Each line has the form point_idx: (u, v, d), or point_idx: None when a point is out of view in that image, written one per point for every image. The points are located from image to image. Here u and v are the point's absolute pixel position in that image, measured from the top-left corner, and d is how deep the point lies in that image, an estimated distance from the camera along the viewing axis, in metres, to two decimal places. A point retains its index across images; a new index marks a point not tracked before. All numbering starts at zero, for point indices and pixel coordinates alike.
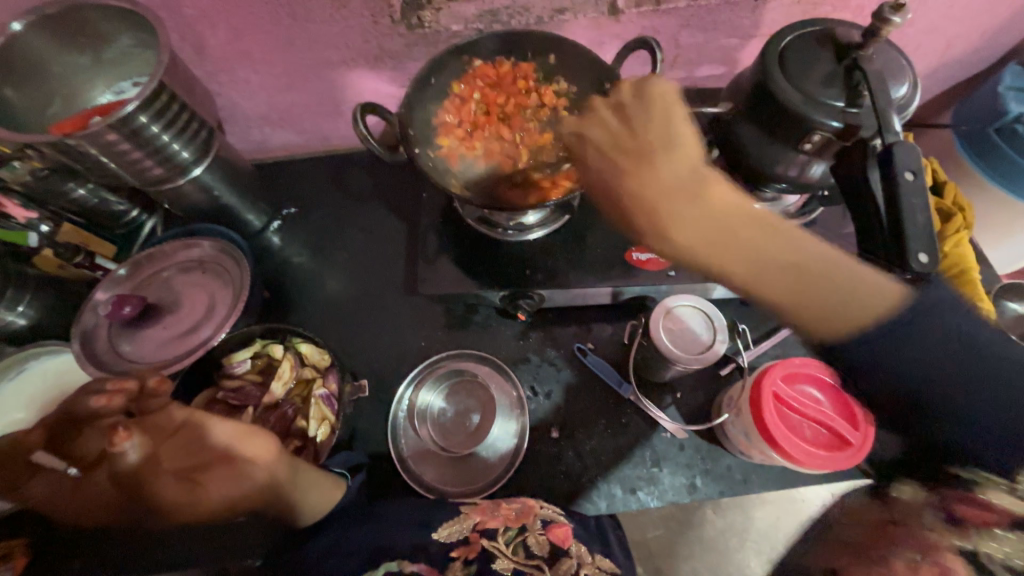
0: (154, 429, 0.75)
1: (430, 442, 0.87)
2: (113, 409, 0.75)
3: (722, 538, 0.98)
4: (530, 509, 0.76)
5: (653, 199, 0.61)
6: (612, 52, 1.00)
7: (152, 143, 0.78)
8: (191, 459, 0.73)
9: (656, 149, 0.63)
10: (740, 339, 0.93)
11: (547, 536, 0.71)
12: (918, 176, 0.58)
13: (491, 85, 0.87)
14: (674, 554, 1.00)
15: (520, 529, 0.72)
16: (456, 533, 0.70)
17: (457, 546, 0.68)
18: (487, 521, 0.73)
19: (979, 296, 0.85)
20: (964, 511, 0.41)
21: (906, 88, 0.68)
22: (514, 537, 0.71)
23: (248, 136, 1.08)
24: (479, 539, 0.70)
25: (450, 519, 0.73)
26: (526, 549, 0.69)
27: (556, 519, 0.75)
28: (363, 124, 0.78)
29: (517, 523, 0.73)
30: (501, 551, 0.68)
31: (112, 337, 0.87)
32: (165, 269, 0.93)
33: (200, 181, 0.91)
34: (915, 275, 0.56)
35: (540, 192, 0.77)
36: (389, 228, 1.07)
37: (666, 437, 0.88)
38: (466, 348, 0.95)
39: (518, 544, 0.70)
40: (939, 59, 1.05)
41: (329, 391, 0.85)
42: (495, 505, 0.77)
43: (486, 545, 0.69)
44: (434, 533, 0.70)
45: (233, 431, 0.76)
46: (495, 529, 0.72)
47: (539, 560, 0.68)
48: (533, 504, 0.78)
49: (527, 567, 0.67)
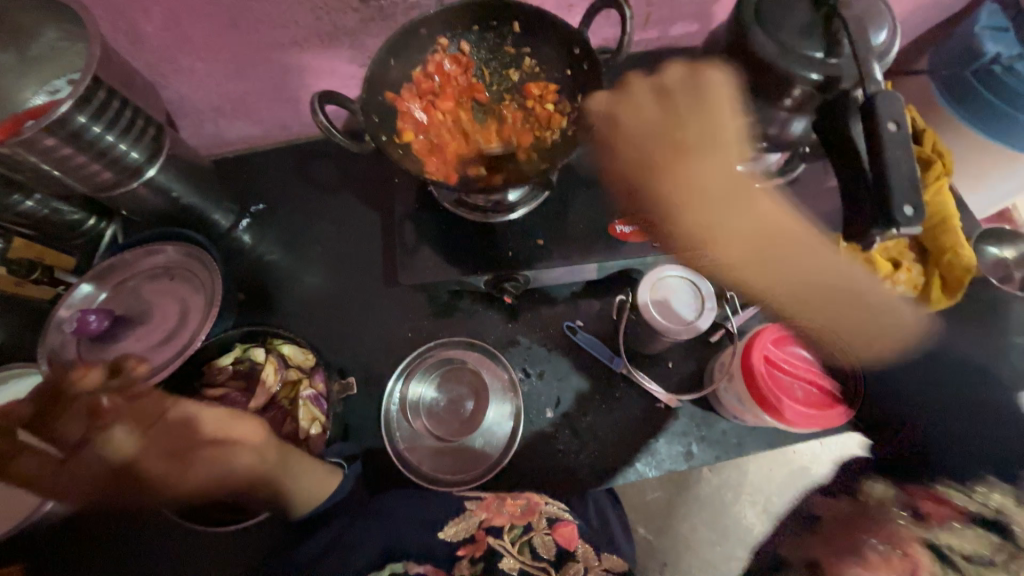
0: (137, 415, 0.76)
1: (425, 432, 0.86)
2: (91, 384, 0.77)
3: (718, 494, 1.00)
4: (535, 506, 0.75)
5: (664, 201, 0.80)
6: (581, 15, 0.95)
7: (97, 146, 0.72)
8: (177, 443, 0.75)
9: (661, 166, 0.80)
10: (728, 305, 0.91)
11: (554, 537, 0.70)
12: (901, 124, 0.56)
13: (456, 62, 0.83)
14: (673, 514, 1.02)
15: (526, 528, 0.71)
16: (461, 532, 0.70)
17: (462, 546, 0.69)
18: (492, 518, 0.72)
19: (960, 242, 0.89)
20: (928, 510, 0.61)
21: (886, 34, 0.66)
22: (519, 535, 0.71)
23: (202, 130, 1.02)
24: (485, 537, 0.70)
25: (457, 516, 0.72)
26: (532, 549, 0.69)
27: (563, 518, 0.73)
28: (324, 112, 0.68)
29: (523, 521, 0.72)
30: (507, 549, 0.69)
31: (84, 353, 0.83)
32: (130, 278, 0.88)
33: (155, 182, 0.85)
34: (900, 228, 0.55)
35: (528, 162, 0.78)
36: (362, 217, 1.03)
37: (660, 409, 0.88)
38: (455, 336, 0.93)
39: (524, 543, 0.70)
40: (914, 2, 1.08)
41: (316, 390, 0.82)
42: (500, 501, 0.77)
43: (492, 543, 0.69)
44: (441, 532, 0.70)
45: (219, 416, 0.76)
46: (500, 527, 0.71)
47: (546, 563, 0.68)
48: (538, 499, 0.76)
49: (532, 569, 0.68)
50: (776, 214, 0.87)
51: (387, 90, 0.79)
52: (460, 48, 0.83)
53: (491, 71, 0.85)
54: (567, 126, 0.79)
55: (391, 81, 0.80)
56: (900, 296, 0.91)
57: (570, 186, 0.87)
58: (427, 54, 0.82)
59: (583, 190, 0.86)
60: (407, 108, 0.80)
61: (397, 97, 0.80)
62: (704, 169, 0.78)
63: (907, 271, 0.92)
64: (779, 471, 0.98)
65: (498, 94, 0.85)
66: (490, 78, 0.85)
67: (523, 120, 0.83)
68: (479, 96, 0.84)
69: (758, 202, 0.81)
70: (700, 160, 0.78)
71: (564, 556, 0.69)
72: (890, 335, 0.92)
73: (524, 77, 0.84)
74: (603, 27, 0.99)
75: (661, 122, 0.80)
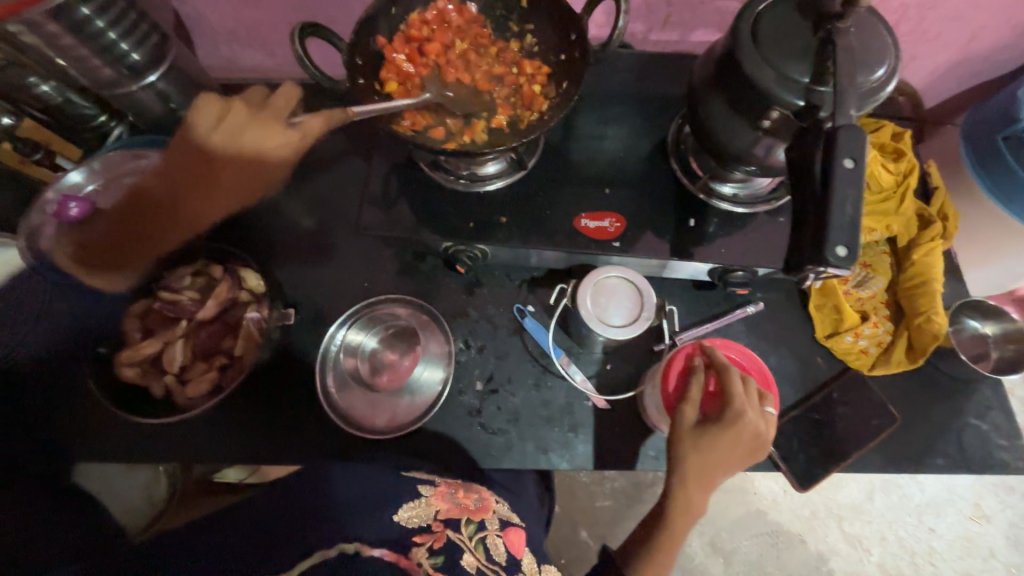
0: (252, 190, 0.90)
1: (355, 373, 0.87)
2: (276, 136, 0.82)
3: None
4: (487, 505, 0.76)
5: (696, 473, 0.66)
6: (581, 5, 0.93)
7: (99, 41, 0.77)
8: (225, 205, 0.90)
9: (714, 444, 0.66)
10: (666, 318, 0.92)
11: (505, 540, 0.71)
12: (858, 163, 0.54)
13: (455, 27, 0.85)
14: (618, 526, 1.34)
15: (481, 525, 0.71)
16: (415, 519, 0.68)
17: (419, 533, 0.66)
18: (447, 510, 0.71)
19: (937, 308, 0.86)
20: None
21: (883, 71, 0.64)
22: (476, 531, 0.70)
23: (216, 52, 1.06)
24: (443, 530, 0.67)
25: (412, 501, 0.71)
26: (487, 549, 0.69)
27: (512, 525, 0.77)
28: (301, 42, 0.71)
29: (477, 517, 0.72)
30: (466, 545, 0.67)
31: (58, 237, 0.85)
32: (117, 177, 0.92)
33: (156, 90, 0.89)
34: (830, 266, 0.55)
35: (503, 134, 0.80)
36: (347, 164, 1.04)
37: (587, 406, 0.89)
38: (407, 294, 0.95)
39: (480, 541, 0.69)
40: (960, 52, 1.03)
41: (260, 314, 0.86)
42: (452, 492, 0.76)
43: (451, 537, 0.66)
44: (395, 514, 0.67)
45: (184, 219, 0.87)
46: (458, 521, 0.70)
47: (498, 566, 0.67)
48: (489, 498, 0.78)
49: (487, 567, 0.66)
50: (745, 240, 0.85)
51: (380, 40, 0.80)
52: (463, 14, 0.85)
53: (490, 42, 0.86)
54: (548, 108, 0.79)
55: (386, 28, 0.81)
56: (860, 349, 0.90)
57: (548, 170, 0.90)
58: (429, 13, 0.83)
59: (563, 181, 0.89)
60: (396, 59, 0.80)
61: (389, 47, 0.81)
62: (729, 471, 0.67)
63: (873, 326, 0.90)
64: (735, 503, 1.39)
65: (493, 63, 0.85)
66: (488, 48, 0.85)
67: (509, 97, 0.83)
68: (472, 62, 0.84)
69: (713, 486, 0.67)
70: (734, 461, 0.66)
71: (513, 561, 0.69)
72: (840, 385, 0.89)
73: (521, 54, 0.85)
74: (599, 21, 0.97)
75: (749, 433, 0.66)
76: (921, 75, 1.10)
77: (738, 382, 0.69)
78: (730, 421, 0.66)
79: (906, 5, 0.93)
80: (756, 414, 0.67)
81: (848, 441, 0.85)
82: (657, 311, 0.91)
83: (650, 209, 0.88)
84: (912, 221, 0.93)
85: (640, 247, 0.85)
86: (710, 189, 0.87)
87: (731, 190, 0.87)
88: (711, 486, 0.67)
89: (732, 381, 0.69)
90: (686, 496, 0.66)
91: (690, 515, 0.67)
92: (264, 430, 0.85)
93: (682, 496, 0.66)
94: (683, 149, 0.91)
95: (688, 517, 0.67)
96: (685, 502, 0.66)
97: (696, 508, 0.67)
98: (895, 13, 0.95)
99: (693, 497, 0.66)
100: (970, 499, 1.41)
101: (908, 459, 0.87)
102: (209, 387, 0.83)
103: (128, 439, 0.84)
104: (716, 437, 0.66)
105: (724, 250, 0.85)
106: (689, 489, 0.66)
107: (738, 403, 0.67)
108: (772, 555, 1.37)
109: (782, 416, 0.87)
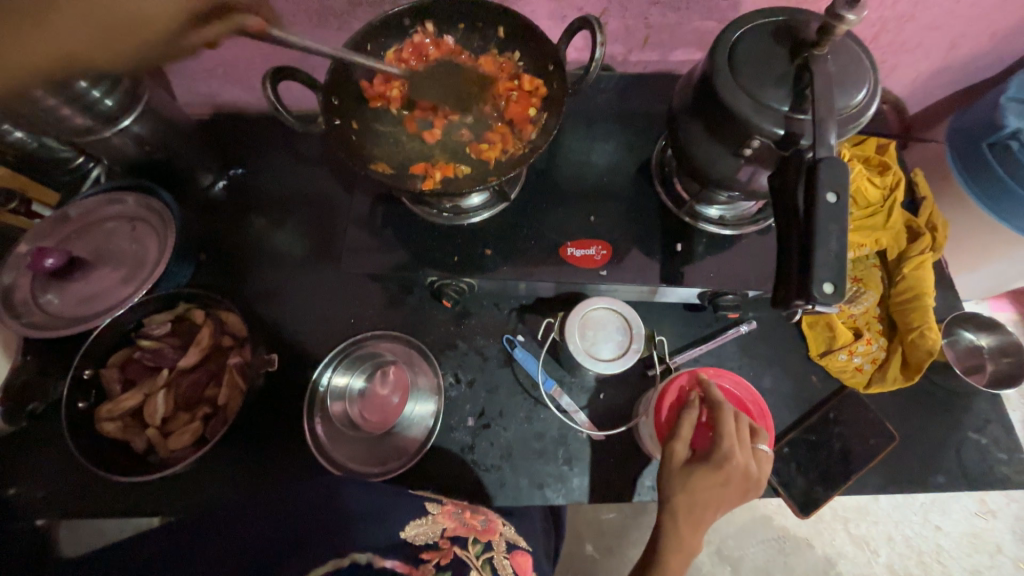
0: None
1: (346, 416, 0.86)
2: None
3: None
4: (495, 527, 0.73)
5: (686, 515, 0.64)
6: (557, 31, 0.95)
7: (70, 91, 0.75)
8: None
9: (704, 486, 0.65)
10: (655, 350, 0.90)
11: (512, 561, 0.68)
12: (841, 198, 0.53)
13: (432, 60, 0.84)
14: (624, 536, 1.32)
15: (487, 546, 0.69)
16: (422, 536, 0.66)
17: (426, 550, 0.64)
18: (454, 529, 0.69)
19: (929, 323, 0.85)
20: None
21: (863, 94, 0.63)
22: (482, 550, 0.67)
23: (193, 89, 1.04)
24: (450, 547, 0.65)
25: (420, 518, 0.69)
26: (493, 567, 0.67)
27: (518, 547, 0.73)
28: (273, 88, 0.70)
29: (484, 538, 0.70)
30: (472, 563, 0.65)
31: (36, 289, 0.86)
32: (92, 223, 0.91)
33: (132, 135, 0.87)
34: (817, 304, 0.53)
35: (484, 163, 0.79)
36: (330, 195, 1.02)
37: (581, 438, 0.87)
38: (395, 329, 0.93)
39: (486, 559, 0.67)
40: (942, 60, 1.02)
41: (242, 359, 0.84)
42: (460, 511, 0.74)
43: (457, 554, 0.64)
44: (401, 533, 0.65)
45: None
46: (464, 539, 0.68)
47: None
48: (497, 521, 0.76)
49: None
50: (734, 262, 0.84)
51: (353, 79, 0.80)
52: (440, 47, 0.84)
53: (470, 71, 0.84)
54: (533, 137, 0.77)
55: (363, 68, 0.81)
56: (855, 367, 0.88)
57: (532, 198, 0.89)
58: (405, 47, 0.83)
59: (547, 209, 0.88)
60: (376, 97, 0.81)
61: (367, 85, 0.81)
62: (719, 513, 0.66)
63: (867, 343, 0.88)
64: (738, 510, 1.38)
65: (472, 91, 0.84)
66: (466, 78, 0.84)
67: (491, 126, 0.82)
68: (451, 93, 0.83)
69: (704, 528, 0.66)
70: (724, 503, 0.65)
71: None
72: (836, 405, 0.88)
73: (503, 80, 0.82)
74: (577, 47, 0.97)
75: (740, 476, 0.65)
76: (903, 84, 1.10)
77: (729, 422, 0.68)
78: (720, 462, 0.65)
79: (884, 18, 0.93)
80: (746, 454, 0.66)
81: (848, 461, 0.84)
82: (646, 342, 0.90)
83: (638, 233, 0.86)
84: (901, 234, 0.92)
85: (628, 274, 0.83)
86: (696, 212, 0.86)
87: (717, 212, 0.85)
88: (702, 528, 0.66)
89: (722, 420, 0.68)
90: (678, 539, 0.64)
91: (683, 558, 0.65)
92: (247, 482, 0.82)
93: (674, 540, 0.64)
94: (668, 171, 0.90)
95: (680, 560, 0.65)
96: (678, 546, 0.64)
97: (689, 550, 0.65)
98: (875, 26, 0.95)
99: (684, 540, 0.65)
100: (973, 495, 1.40)
101: (910, 478, 0.85)
102: (192, 438, 0.81)
103: (108, 492, 0.81)
104: (705, 477, 0.65)
105: (713, 274, 0.83)
106: (681, 532, 0.65)
107: (728, 444, 0.66)
108: (779, 561, 1.35)
109: (779, 440, 0.86)
